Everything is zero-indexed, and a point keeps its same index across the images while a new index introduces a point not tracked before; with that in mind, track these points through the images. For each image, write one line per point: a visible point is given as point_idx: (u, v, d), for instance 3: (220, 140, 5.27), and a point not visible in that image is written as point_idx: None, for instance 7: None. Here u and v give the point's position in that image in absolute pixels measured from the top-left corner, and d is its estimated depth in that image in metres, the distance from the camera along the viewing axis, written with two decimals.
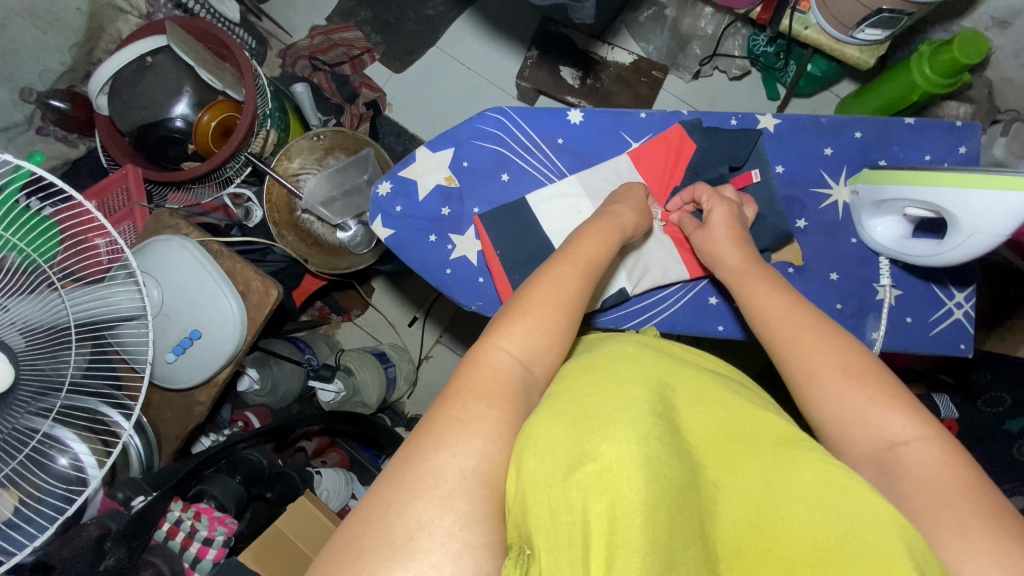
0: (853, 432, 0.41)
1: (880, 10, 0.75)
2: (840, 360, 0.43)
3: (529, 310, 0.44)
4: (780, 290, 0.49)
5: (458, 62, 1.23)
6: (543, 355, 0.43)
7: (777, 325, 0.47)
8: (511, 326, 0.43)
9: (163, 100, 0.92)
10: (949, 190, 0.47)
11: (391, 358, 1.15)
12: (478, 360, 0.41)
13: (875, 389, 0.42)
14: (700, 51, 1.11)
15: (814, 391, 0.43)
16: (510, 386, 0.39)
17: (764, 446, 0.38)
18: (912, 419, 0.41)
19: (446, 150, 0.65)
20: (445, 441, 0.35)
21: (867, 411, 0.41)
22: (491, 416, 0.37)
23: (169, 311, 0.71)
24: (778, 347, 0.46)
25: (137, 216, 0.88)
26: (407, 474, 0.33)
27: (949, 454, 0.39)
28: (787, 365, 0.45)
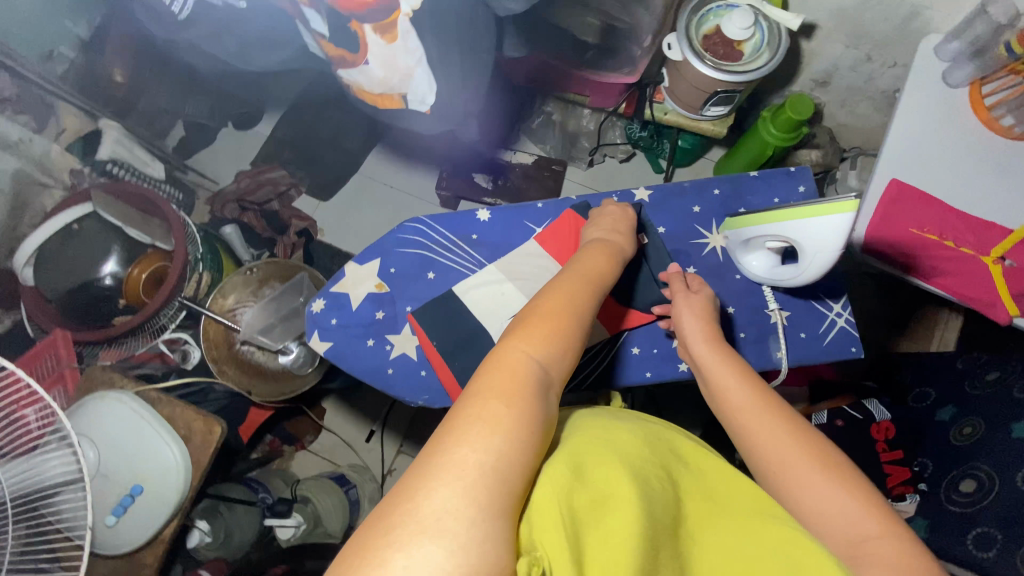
0: (823, 515, 0.44)
1: (717, 92, 0.92)
2: (810, 444, 0.48)
3: (543, 315, 0.47)
4: (743, 373, 0.54)
5: (381, 183, 1.36)
6: (558, 357, 0.45)
7: (741, 410, 0.52)
8: (529, 330, 0.45)
9: (91, 261, 0.96)
10: (793, 222, 0.56)
11: (352, 479, 1.11)
12: (501, 357, 0.43)
13: (852, 484, 0.45)
14: (589, 144, 1.28)
15: (784, 472, 0.47)
16: (528, 386, 0.41)
17: (739, 508, 0.43)
18: (877, 514, 0.43)
19: (373, 261, 0.70)
20: (467, 436, 0.37)
21: (840, 497, 0.44)
22: (511, 412, 0.39)
23: (107, 470, 0.68)
24: (744, 433, 0.51)
25: (68, 378, 0.87)
26: (435, 464, 0.36)
27: (909, 551, 0.41)
28: (764, 442, 0.49)
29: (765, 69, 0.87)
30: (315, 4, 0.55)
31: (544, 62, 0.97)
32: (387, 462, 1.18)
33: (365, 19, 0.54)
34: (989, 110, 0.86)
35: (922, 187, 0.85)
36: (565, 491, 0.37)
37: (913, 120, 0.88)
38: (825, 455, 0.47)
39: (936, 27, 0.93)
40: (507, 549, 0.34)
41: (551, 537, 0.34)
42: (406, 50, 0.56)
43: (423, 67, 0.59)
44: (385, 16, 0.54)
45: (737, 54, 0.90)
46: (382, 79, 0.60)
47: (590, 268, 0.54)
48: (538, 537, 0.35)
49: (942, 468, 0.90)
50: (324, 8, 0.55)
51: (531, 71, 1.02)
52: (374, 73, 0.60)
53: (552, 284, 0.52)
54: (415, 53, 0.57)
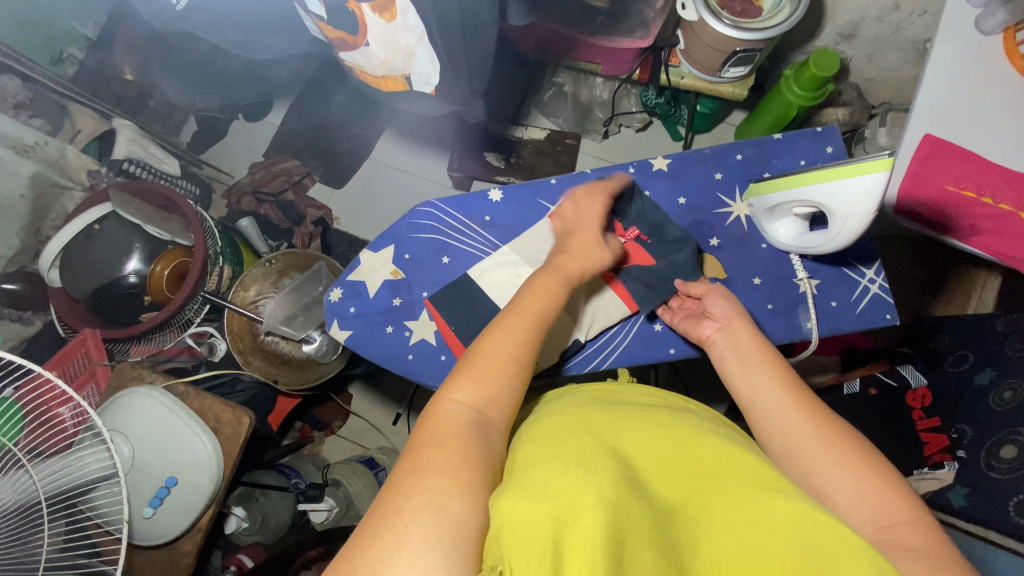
0: (852, 501, 0.42)
1: (735, 52, 0.87)
2: (833, 436, 0.45)
3: (478, 359, 0.45)
4: (761, 359, 0.52)
5: (394, 167, 1.35)
6: (496, 399, 0.43)
7: (754, 403, 0.50)
8: (463, 376, 0.43)
9: (114, 260, 0.98)
10: (818, 186, 0.53)
11: (381, 462, 1.13)
12: (433, 409, 0.42)
13: (866, 470, 0.43)
14: (603, 114, 1.24)
15: (808, 464, 0.45)
16: (463, 435, 0.40)
17: (741, 481, 0.40)
18: (909, 504, 0.41)
19: (387, 248, 0.70)
20: (405, 488, 0.36)
21: (860, 486, 0.42)
22: (443, 458, 0.38)
23: (143, 463, 0.70)
24: (759, 423, 0.49)
25: (99, 375, 0.89)
26: (378, 517, 0.34)
27: (931, 533, 0.39)
28: (791, 433, 0.46)
29: (787, 24, 0.82)
30: None
31: (550, 31, 0.93)
32: None
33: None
34: None
35: (957, 141, 0.80)
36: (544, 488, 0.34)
37: (949, 70, 0.82)
38: (847, 447, 0.44)
39: None
40: None
41: (537, 522, 0.31)
42: (407, 27, 0.55)
43: (425, 44, 0.57)
44: None
45: (755, 10, 0.86)
46: (384, 61, 0.60)
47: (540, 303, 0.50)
48: (509, 527, 0.32)
49: (983, 434, 0.87)
50: None
51: (538, 40, 0.99)
52: (376, 54, 0.59)
53: (497, 323, 0.48)
54: (416, 30, 0.55)
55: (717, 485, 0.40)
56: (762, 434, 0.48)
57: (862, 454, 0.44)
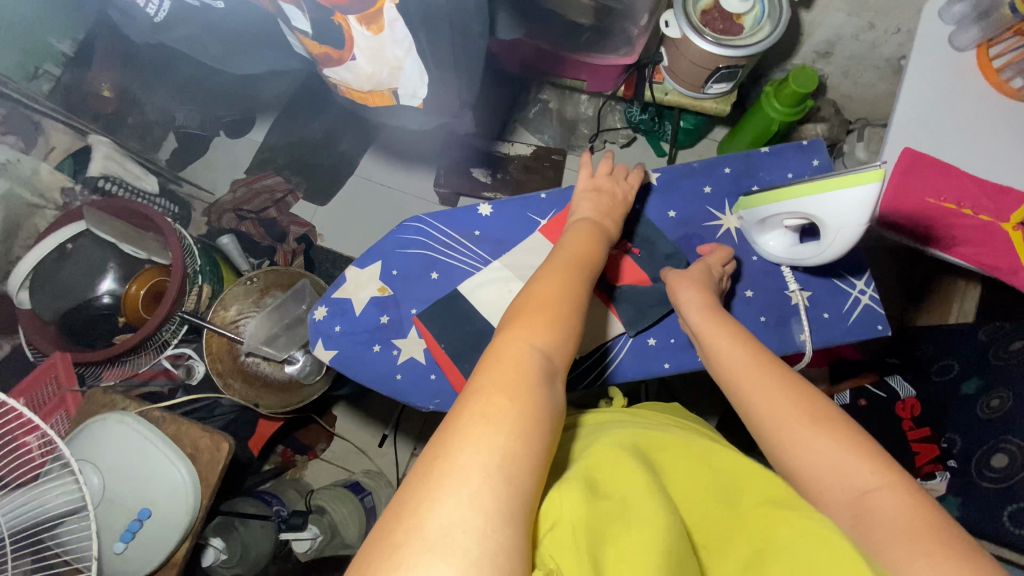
0: (827, 478, 0.43)
1: (718, 68, 0.89)
2: (808, 411, 0.46)
3: (539, 306, 0.45)
4: (738, 337, 0.53)
5: (379, 184, 1.34)
6: (560, 345, 0.44)
7: (739, 373, 0.51)
8: (526, 322, 0.43)
9: (87, 281, 0.94)
10: (810, 199, 0.53)
11: (367, 487, 1.09)
12: (501, 352, 0.41)
13: (843, 434, 0.44)
14: (588, 130, 1.25)
15: (785, 443, 0.46)
16: (531, 376, 0.40)
17: (751, 504, 0.42)
18: (882, 469, 0.42)
19: (374, 264, 0.68)
20: (466, 441, 0.35)
21: (834, 458, 0.43)
22: (511, 408, 0.37)
23: (114, 494, 0.66)
24: (742, 393, 0.49)
25: (69, 403, 0.84)
26: (443, 473, 0.34)
27: (913, 497, 0.41)
28: (764, 416, 0.47)
29: (767, 41, 0.83)
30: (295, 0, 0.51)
31: (537, 48, 0.94)
32: (401, 468, 1.16)
33: (348, 10, 0.50)
34: (999, 73, 0.83)
35: (937, 154, 0.82)
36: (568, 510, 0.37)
37: (925, 86, 0.84)
38: (820, 419, 0.45)
39: None
40: (519, 549, 0.32)
41: (565, 541, 0.36)
42: (395, 39, 0.53)
43: (413, 57, 0.56)
44: (370, 6, 0.49)
45: (737, 27, 0.87)
46: (371, 75, 0.59)
47: (578, 251, 0.53)
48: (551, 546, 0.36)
49: (974, 442, 0.87)
50: (304, 4, 0.50)
51: (523, 57, 0.99)
52: (362, 68, 0.58)
53: (545, 274, 0.49)
54: (404, 42, 0.54)
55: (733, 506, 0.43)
56: (744, 400, 0.49)
57: (835, 424, 0.45)
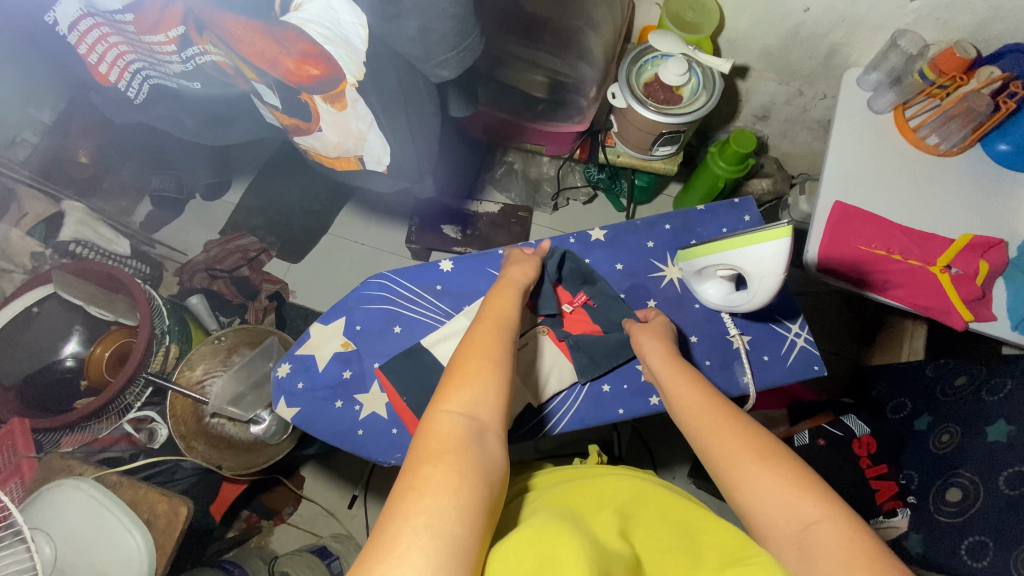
0: (772, 513, 0.44)
1: (662, 133, 0.97)
2: (748, 445, 0.48)
3: (462, 370, 0.50)
4: (694, 384, 0.56)
5: (351, 241, 1.38)
6: (485, 404, 0.48)
7: (695, 416, 0.53)
8: (451, 390, 0.48)
9: (51, 344, 0.95)
10: (736, 251, 0.59)
11: (335, 550, 1.06)
12: (429, 424, 0.46)
13: (789, 470, 0.45)
14: (550, 189, 1.33)
15: (732, 480, 0.47)
16: (457, 440, 0.44)
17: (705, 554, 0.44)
18: (822, 499, 0.43)
19: (338, 319, 0.70)
20: (403, 508, 0.39)
21: (777, 492, 0.44)
22: (440, 474, 0.41)
23: (65, 565, 0.64)
24: (698, 436, 0.51)
25: (25, 469, 0.80)
26: (384, 538, 0.38)
27: (856, 530, 0.41)
28: (713, 456, 0.49)
29: (704, 110, 0.93)
30: (264, 81, 0.55)
31: (497, 117, 1.02)
32: (371, 529, 1.13)
33: (314, 91, 0.55)
34: (915, 132, 0.92)
35: (863, 206, 0.90)
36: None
37: (847, 146, 0.93)
38: (761, 452, 0.47)
39: (856, 60, 1.01)
40: None
41: None
42: (357, 114, 0.58)
43: (375, 130, 0.61)
44: (333, 88, 0.54)
45: (676, 97, 0.97)
46: (337, 143, 0.64)
47: (503, 310, 0.58)
48: None
49: (928, 479, 0.91)
50: (273, 83, 0.55)
51: (486, 124, 1.07)
52: (329, 138, 0.63)
53: (470, 338, 0.55)
54: (366, 117, 0.59)
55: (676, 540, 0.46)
56: (701, 442, 0.51)
57: (776, 456, 0.46)
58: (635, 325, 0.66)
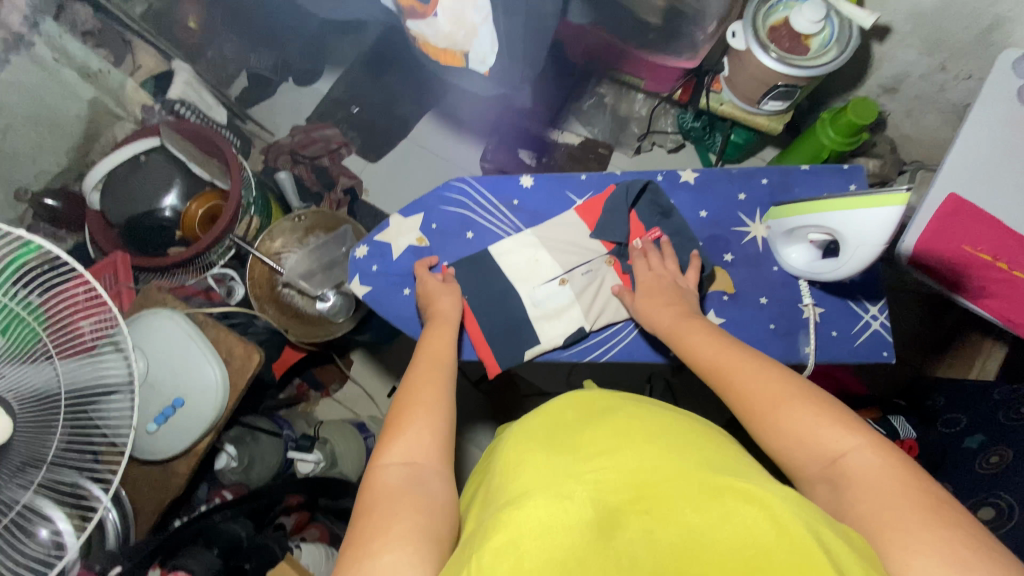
0: (802, 456, 0.43)
1: (777, 85, 0.91)
2: (774, 390, 0.45)
3: (398, 418, 0.47)
4: (713, 339, 0.53)
5: (427, 150, 1.38)
6: (424, 447, 0.45)
7: (713, 366, 0.50)
8: (389, 439, 0.45)
9: (154, 193, 1.02)
10: (837, 214, 0.56)
11: (371, 428, 1.16)
12: (370, 482, 0.42)
13: (817, 408, 0.43)
14: (638, 129, 1.27)
15: (760, 427, 0.45)
16: (402, 491, 0.41)
17: (699, 460, 0.35)
18: (854, 432, 0.42)
19: (416, 215, 0.73)
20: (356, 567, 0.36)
21: (807, 431, 0.43)
22: (399, 523, 0.38)
23: (155, 381, 0.73)
24: (719, 387, 0.49)
25: (126, 297, 0.92)
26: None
27: (887, 457, 0.40)
28: (732, 407, 0.47)
29: (830, 66, 0.86)
30: None
31: (602, 39, 0.97)
32: None
33: None
34: None
35: (980, 203, 0.82)
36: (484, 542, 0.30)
37: (984, 133, 0.83)
38: (785, 397, 0.44)
39: (1020, 39, 0.88)
40: None
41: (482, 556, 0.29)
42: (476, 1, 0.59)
43: (489, 24, 0.61)
44: None
45: (802, 48, 0.89)
46: (447, 34, 0.62)
47: (435, 349, 0.55)
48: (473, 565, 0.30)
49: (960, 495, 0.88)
50: None
51: (589, 46, 1.02)
52: (442, 26, 0.61)
53: (407, 381, 0.51)
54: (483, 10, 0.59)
55: (667, 457, 0.35)
56: (721, 392, 0.48)
57: (800, 396, 0.44)
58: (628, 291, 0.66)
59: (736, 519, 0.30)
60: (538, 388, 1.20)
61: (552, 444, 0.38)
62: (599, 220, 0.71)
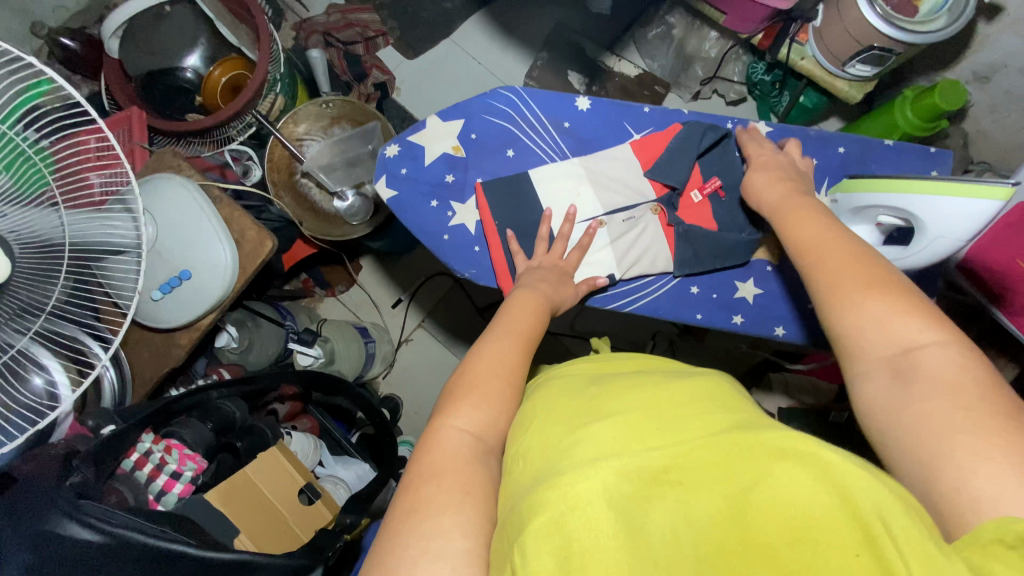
0: (873, 342, 0.42)
1: (872, 47, 0.82)
2: (864, 279, 0.44)
3: (475, 386, 0.45)
4: (816, 219, 0.52)
5: (470, 56, 1.25)
6: (495, 424, 0.44)
7: (807, 250, 0.50)
8: (458, 403, 0.44)
9: (177, 50, 0.95)
10: (918, 197, 0.55)
11: (373, 334, 1.16)
12: (431, 443, 0.42)
13: (901, 299, 0.43)
14: (702, 73, 1.16)
15: (835, 310, 0.45)
16: (466, 461, 0.40)
17: (718, 423, 0.34)
18: (939, 326, 0.41)
19: (456, 121, 0.68)
20: (415, 533, 0.36)
21: (888, 319, 0.42)
22: (466, 501, 0.37)
23: (162, 248, 0.71)
24: (811, 268, 0.48)
25: (136, 156, 0.87)
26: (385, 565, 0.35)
27: (967, 360, 0.39)
28: (817, 292, 0.47)
29: (936, 36, 0.77)
30: None
31: None
32: (407, 331, 1.23)
33: None
34: None
35: None
36: (536, 520, 0.30)
37: None
38: (872, 286, 0.44)
39: None
40: None
41: (534, 530, 0.30)
42: None
43: None
44: None
45: (912, 9, 0.80)
46: None
47: (524, 323, 0.51)
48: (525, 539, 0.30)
49: None
50: None
51: None
52: None
53: (484, 347, 0.49)
54: None
55: (701, 426, 0.34)
56: (811, 276, 0.48)
57: (882, 282, 0.44)
58: (746, 171, 0.64)
59: (784, 485, 0.29)
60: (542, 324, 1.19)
61: (593, 421, 0.38)
62: (653, 161, 0.67)
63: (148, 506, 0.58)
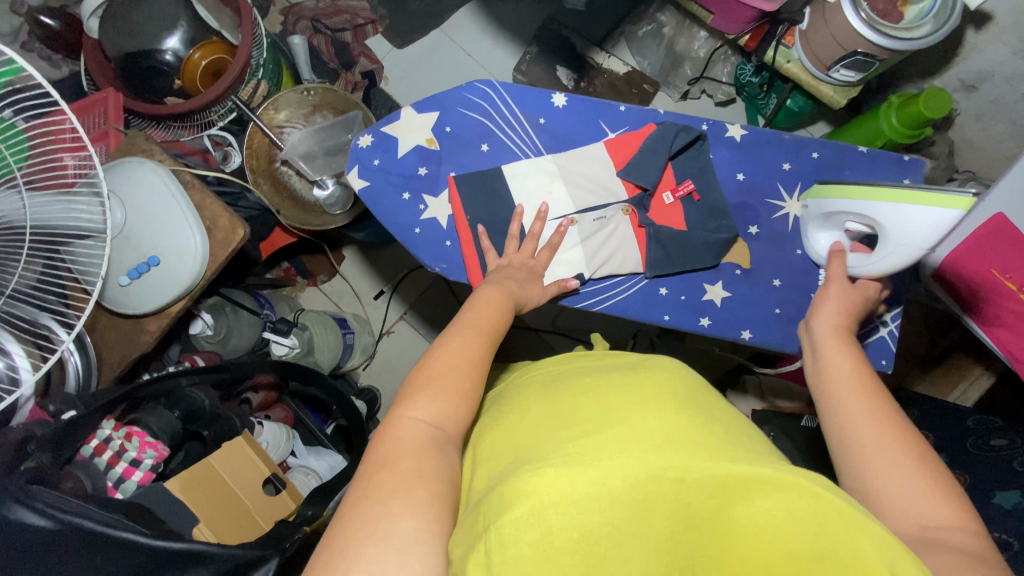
0: (900, 509, 0.40)
1: (855, 52, 0.81)
2: (895, 434, 0.43)
3: (433, 377, 0.43)
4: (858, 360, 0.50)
5: (459, 47, 1.24)
6: (453, 416, 0.43)
7: (835, 384, 0.48)
8: (416, 394, 0.43)
9: (155, 31, 0.91)
10: (881, 205, 0.56)
11: (352, 326, 1.15)
12: (385, 434, 0.41)
13: (927, 475, 0.41)
14: (690, 72, 1.16)
15: (866, 468, 0.42)
16: (421, 452, 0.39)
17: (708, 437, 0.35)
18: (964, 515, 0.39)
19: (431, 113, 0.67)
20: (361, 525, 0.35)
21: (913, 486, 0.40)
22: (419, 492, 0.37)
23: (130, 233, 0.70)
24: (833, 416, 0.47)
25: (111, 138, 0.86)
26: (331, 556, 0.34)
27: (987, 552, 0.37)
28: (839, 439, 0.45)
29: (919, 43, 0.77)
30: None
31: None
32: (388, 323, 1.23)
33: None
34: None
35: None
36: (518, 509, 0.30)
37: None
38: (904, 445, 0.42)
39: None
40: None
41: (512, 519, 0.30)
42: None
43: None
44: None
45: (897, 15, 0.80)
46: None
47: (489, 317, 0.50)
48: (502, 528, 0.30)
49: None
50: None
51: None
52: None
53: (443, 338, 0.47)
54: None
55: (694, 437, 0.35)
56: (833, 424, 0.46)
57: (897, 440, 0.42)
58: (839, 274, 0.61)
59: (785, 522, 0.28)
60: (523, 320, 1.19)
61: (591, 418, 0.38)
62: (629, 160, 0.67)
63: (106, 493, 0.58)
